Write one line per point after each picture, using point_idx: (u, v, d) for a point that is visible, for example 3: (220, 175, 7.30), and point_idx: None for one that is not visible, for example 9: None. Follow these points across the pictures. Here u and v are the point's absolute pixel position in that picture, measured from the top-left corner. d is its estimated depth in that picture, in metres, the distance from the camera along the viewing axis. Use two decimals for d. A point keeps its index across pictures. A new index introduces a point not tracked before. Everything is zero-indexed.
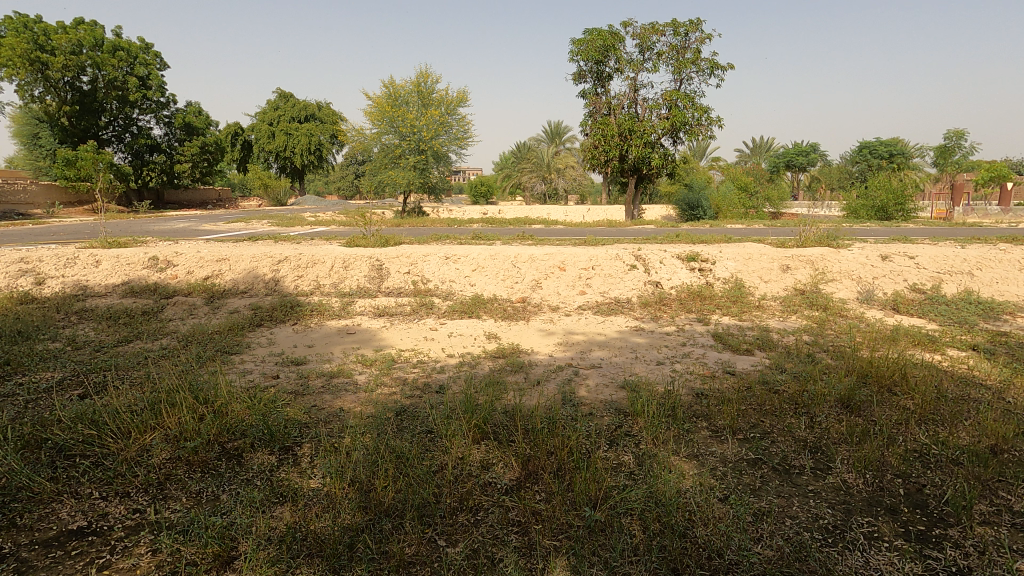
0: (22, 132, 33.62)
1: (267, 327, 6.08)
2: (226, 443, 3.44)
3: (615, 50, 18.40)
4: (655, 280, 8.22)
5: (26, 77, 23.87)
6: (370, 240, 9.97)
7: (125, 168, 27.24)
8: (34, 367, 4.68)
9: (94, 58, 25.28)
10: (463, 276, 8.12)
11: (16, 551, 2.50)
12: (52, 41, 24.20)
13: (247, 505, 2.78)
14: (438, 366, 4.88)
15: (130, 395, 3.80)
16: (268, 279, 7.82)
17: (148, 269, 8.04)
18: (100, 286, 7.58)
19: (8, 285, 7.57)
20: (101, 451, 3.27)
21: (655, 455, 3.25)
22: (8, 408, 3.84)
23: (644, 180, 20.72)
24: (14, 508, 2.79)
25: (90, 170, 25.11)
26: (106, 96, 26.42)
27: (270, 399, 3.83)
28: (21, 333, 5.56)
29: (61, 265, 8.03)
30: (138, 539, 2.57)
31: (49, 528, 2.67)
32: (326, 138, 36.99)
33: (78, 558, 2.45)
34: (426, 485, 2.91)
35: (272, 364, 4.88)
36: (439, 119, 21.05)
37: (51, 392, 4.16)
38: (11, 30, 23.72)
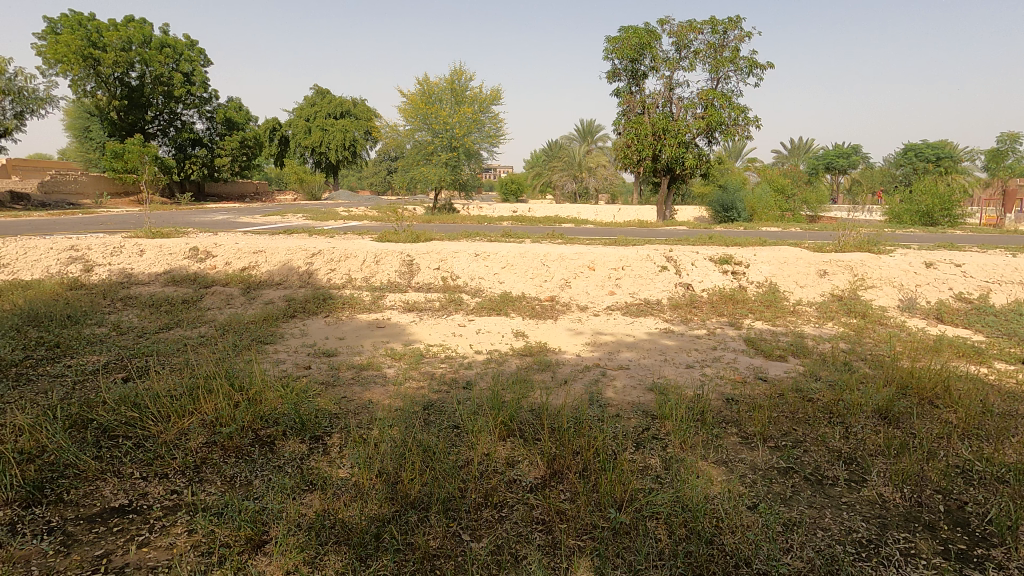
0: (74, 126, 35.07)
1: (300, 318, 6.22)
2: (260, 430, 3.53)
3: (651, 47, 18.15)
4: (686, 282, 8.07)
5: (80, 73, 24.87)
6: (401, 236, 10.08)
7: (169, 160, 28.29)
8: (82, 350, 4.89)
9: (142, 55, 26.27)
10: (491, 274, 8.14)
11: (63, 525, 2.62)
12: (104, 38, 25.16)
13: (279, 491, 2.85)
14: (465, 362, 4.91)
15: (171, 381, 3.95)
16: (302, 272, 8.00)
17: (188, 259, 8.32)
18: (144, 274, 7.88)
19: (59, 271, 7.93)
20: (142, 434, 3.41)
21: (683, 460, 3.20)
22: (57, 389, 4.02)
23: (677, 181, 20.40)
24: (61, 485, 2.92)
25: (137, 162, 26.11)
26: (152, 91, 27.34)
27: (301, 390, 3.92)
28: (70, 317, 5.82)
29: (108, 254, 8.37)
30: (173, 519, 2.66)
31: (93, 505, 2.78)
32: (361, 134, 37.56)
33: (119, 535, 2.55)
34: (452, 480, 2.94)
35: (304, 355, 4.98)
36: (472, 116, 21.15)
37: (97, 374, 4.35)
38: (67, 27, 24.77)
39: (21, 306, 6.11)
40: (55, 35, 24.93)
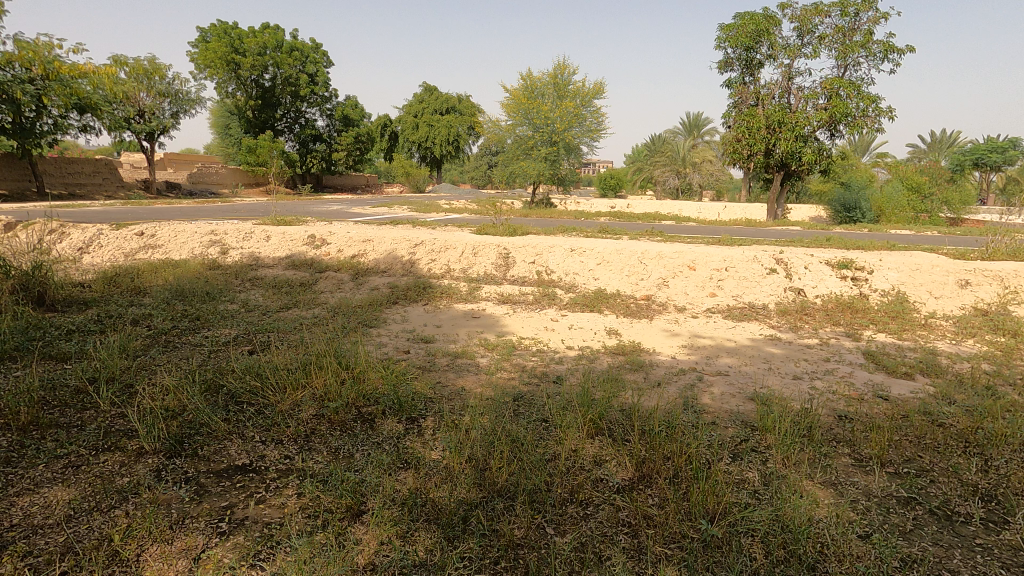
0: (218, 123, 39.42)
1: (402, 304, 6.56)
2: (362, 407, 3.78)
3: (769, 34, 16.95)
4: (798, 287, 7.48)
5: (224, 76, 27.91)
6: (499, 229, 10.29)
7: (293, 154, 30.97)
8: (217, 323, 5.51)
9: (275, 58, 28.87)
10: (586, 270, 8.06)
11: (197, 476, 2.98)
12: (245, 44, 27.96)
13: (377, 466, 3.04)
14: (556, 357, 4.91)
15: (288, 356, 4.34)
16: (405, 261, 8.43)
17: (307, 245, 9.07)
18: (269, 258, 8.71)
19: (201, 252, 8.97)
20: (262, 402, 3.78)
21: (785, 477, 2.99)
22: (197, 356, 4.57)
23: (792, 177, 18.95)
24: (197, 440, 3.31)
25: (267, 157, 28.87)
26: (282, 92, 29.95)
27: (400, 373, 4.14)
28: (208, 293, 6.57)
29: (241, 239, 9.34)
30: (285, 482, 2.93)
31: (221, 461, 3.13)
32: (464, 129, 38.72)
33: (240, 490, 2.85)
34: (539, 472, 2.97)
35: (404, 340, 5.26)
36: (574, 110, 21.00)
37: (228, 345, 4.88)
38: (216, 35, 27.85)
39: (172, 282, 6.98)
40: (205, 43, 28.09)
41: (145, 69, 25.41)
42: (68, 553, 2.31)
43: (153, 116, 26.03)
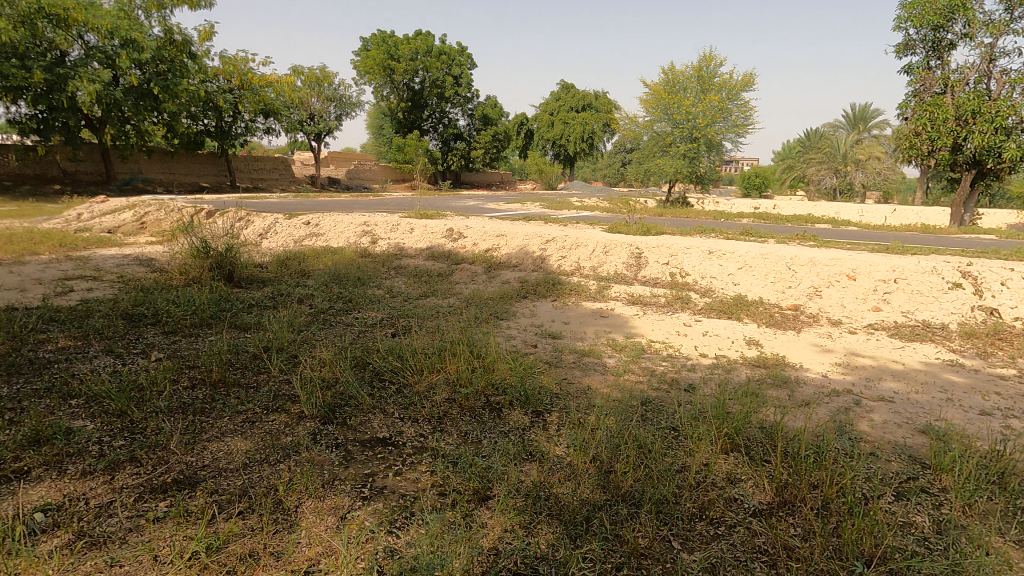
0: (373, 124, 43.25)
1: (531, 299, 6.67)
2: (491, 396, 3.91)
3: (966, 10, 14.50)
4: (990, 306, 6.32)
5: (380, 81, 30.68)
6: (632, 228, 10.05)
7: (436, 152, 33.01)
8: (366, 306, 6.04)
9: (425, 63, 30.97)
10: (725, 274, 7.56)
11: (345, 442, 3.28)
12: (399, 51, 30.40)
13: (503, 455, 3.12)
14: (688, 364, 4.67)
15: (426, 341, 4.63)
16: (536, 257, 8.56)
17: (446, 238, 9.63)
18: (413, 249, 9.37)
19: (355, 241, 9.90)
20: (402, 382, 4.07)
21: (965, 529, 2.55)
22: (349, 335, 5.05)
23: (987, 177, 16.07)
24: (346, 410, 3.65)
25: (413, 155, 31.10)
26: (429, 94, 32.01)
27: (528, 366, 4.24)
28: (360, 279, 7.23)
29: (389, 230, 10.16)
30: (419, 459, 3.12)
31: (365, 432, 3.42)
32: (599, 126, 38.33)
33: (380, 461, 3.09)
34: (666, 483, 2.84)
35: (532, 334, 5.34)
36: (718, 104, 19.78)
37: (374, 327, 5.32)
38: (376, 44, 30.65)
39: (330, 267, 7.79)
40: (366, 51, 30.98)
41: (317, 77, 28.44)
42: (243, 496, 2.67)
43: (321, 119, 29.24)
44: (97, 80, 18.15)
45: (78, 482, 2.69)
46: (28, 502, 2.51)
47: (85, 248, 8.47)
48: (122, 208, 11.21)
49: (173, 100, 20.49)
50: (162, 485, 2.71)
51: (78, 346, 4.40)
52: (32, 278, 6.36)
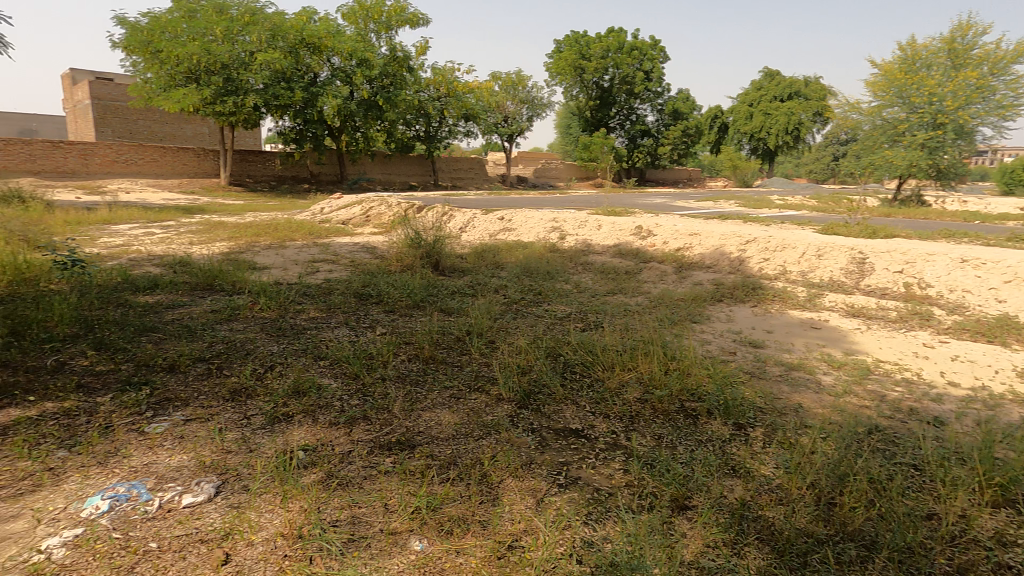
0: (562, 124, 44.53)
1: (727, 303, 6.20)
2: (686, 402, 3.71)
3: None
4: None
5: (571, 82, 33.10)
6: (852, 230, 8.75)
7: (622, 149, 33.66)
8: (555, 299, 6.19)
9: (614, 60, 32.12)
10: (984, 288, 6.16)
11: (539, 428, 3.37)
12: (591, 50, 32.11)
13: (703, 465, 2.93)
14: (933, 394, 3.88)
15: (617, 338, 4.57)
16: (733, 258, 7.93)
17: (634, 236, 9.46)
18: (600, 245, 9.38)
19: (544, 236, 10.24)
20: (593, 376, 4.06)
21: None
22: (541, 325, 5.21)
23: None
24: (539, 397, 3.75)
25: (598, 152, 32.56)
26: (618, 91, 33.13)
27: (728, 375, 3.93)
28: (549, 272, 7.44)
29: (577, 226, 10.32)
30: (612, 455, 3.08)
31: (558, 420, 3.48)
32: (809, 116, 34.22)
33: (574, 452, 3.11)
34: (909, 532, 2.39)
35: (730, 341, 4.95)
36: (976, 82, 16.24)
37: (564, 320, 5.42)
38: (569, 45, 32.75)
39: (521, 260, 8.17)
40: (559, 53, 33.02)
41: (513, 81, 30.09)
42: (453, 464, 2.91)
43: (514, 121, 30.88)
44: (339, 95, 21.75)
45: (326, 430, 3.19)
46: (292, 440, 3.06)
47: (326, 236, 10.13)
48: (353, 203, 13.15)
49: (394, 110, 23.42)
50: (388, 444, 3.08)
51: (324, 317, 5.25)
52: (292, 260, 7.79)
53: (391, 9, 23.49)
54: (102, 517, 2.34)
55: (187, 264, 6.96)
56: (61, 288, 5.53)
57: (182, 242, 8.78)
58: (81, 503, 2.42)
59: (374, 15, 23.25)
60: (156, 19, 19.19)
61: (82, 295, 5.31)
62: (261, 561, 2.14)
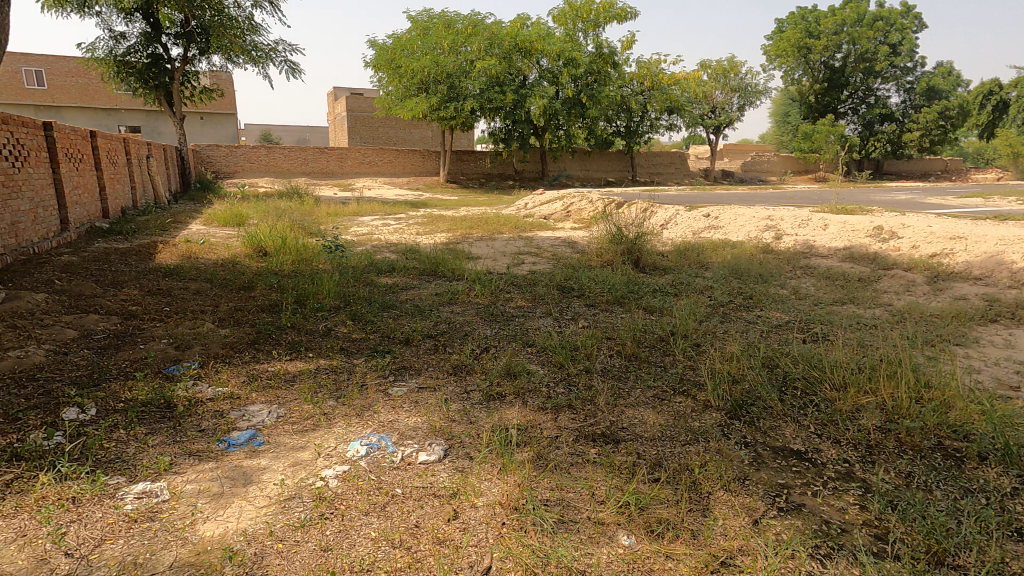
0: (778, 112, 40.42)
1: (1006, 325, 4.97)
2: (946, 441, 3.09)
3: None
4: None
5: (793, 64, 29.93)
6: None
7: (854, 137, 29.29)
8: (770, 305, 5.63)
9: (851, 35, 28.22)
10: None
11: (754, 443, 3.11)
12: (821, 26, 28.61)
13: (974, 519, 2.41)
14: None
15: (850, 354, 3.99)
16: (1016, 268, 6.31)
17: (872, 239, 8.14)
18: (825, 248, 8.28)
19: (756, 235, 9.38)
20: (818, 395, 3.60)
21: None
22: (753, 332, 4.80)
23: None
24: (754, 410, 3.46)
25: (822, 142, 28.79)
26: (853, 70, 28.98)
27: (1010, 414, 3.16)
28: (762, 275, 6.80)
29: (796, 226, 9.26)
30: (846, 487, 2.70)
31: (776, 438, 3.16)
32: None
33: (797, 475, 2.80)
34: None
35: (1011, 372, 3.96)
36: None
37: (781, 328, 4.91)
38: (792, 24, 29.52)
39: (729, 260, 7.61)
40: (781, 33, 30.13)
41: (724, 68, 28.11)
42: (660, 466, 2.84)
43: (722, 111, 28.91)
44: (545, 96, 22.57)
45: (535, 413, 3.38)
46: (506, 418, 3.31)
47: (530, 229, 10.71)
48: (555, 199, 13.66)
49: (596, 106, 23.69)
50: (592, 435, 3.14)
51: (530, 307, 5.56)
52: (501, 251, 8.42)
53: (600, 6, 23.67)
54: (361, 460, 2.81)
55: (416, 252, 7.97)
56: (328, 267, 6.79)
57: (411, 233, 10.10)
58: (347, 445, 2.94)
59: (583, 14, 23.73)
60: (399, 40, 22.56)
61: (342, 274, 6.44)
62: (483, 523, 2.36)
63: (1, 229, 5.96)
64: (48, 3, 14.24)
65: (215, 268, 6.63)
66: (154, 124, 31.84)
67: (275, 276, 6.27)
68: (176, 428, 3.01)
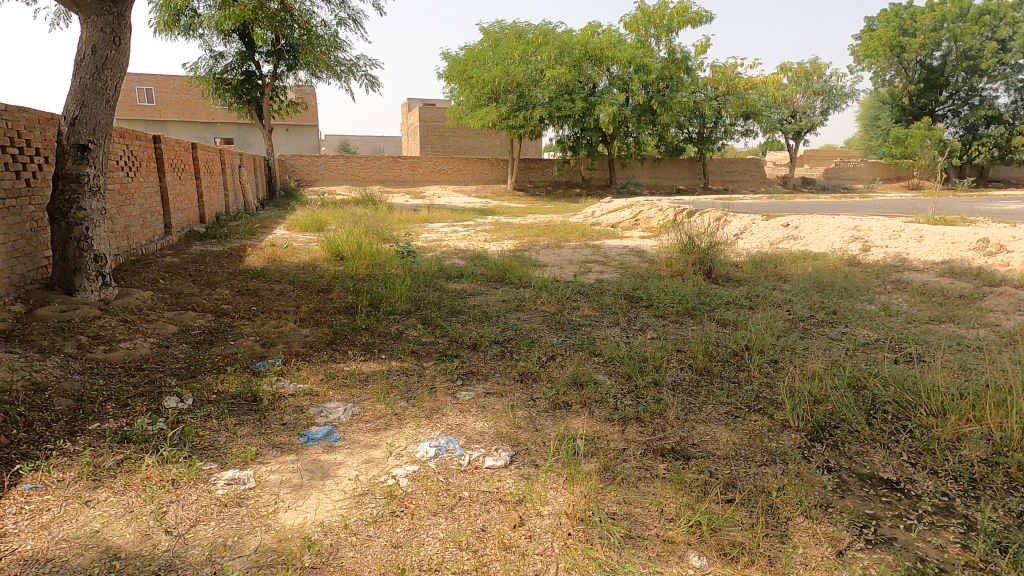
0: (867, 115, 37.89)
1: None
2: None
3: None
4: None
5: (884, 64, 28.08)
6: None
7: (955, 141, 26.97)
8: (856, 321, 5.27)
9: (952, 31, 26.12)
10: None
11: (838, 469, 2.91)
12: (917, 23, 26.65)
13: None
14: None
15: (949, 377, 3.66)
16: None
17: (975, 253, 7.46)
18: (919, 261, 7.67)
19: (841, 247, 8.83)
20: (912, 421, 3.33)
21: None
22: (838, 350, 4.51)
23: None
24: (838, 434, 3.23)
25: (916, 147, 26.73)
26: (954, 69, 26.77)
27: None
28: (848, 289, 6.38)
29: (887, 237, 8.65)
30: (944, 523, 2.47)
31: (863, 465, 2.94)
32: None
33: (887, 506, 2.60)
34: None
35: None
36: None
37: (869, 347, 4.58)
38: (884, 21, 27.68)
39: (810, 273, 7.20)
40: (871, 32, 28.35)
41: (806, 71, 26.73)
42: (733, 486, 2.72)
43: (804, 116, 27.49)
44: (615, 102, 22.36)
45: (602, 424, 3.33)
46: (572, 428, 3.28)
47: (597, 238, 10.62)
48: (623, 207, 13.48)
49: (667, 112, 23.25)
50: (661, 450, 3.05)
51: (597, 316, 5.51)
52: (567, 259, 8.40)
53: (674, 11, 23.22)
54: (430, 461, 2.88)
55: (484, 259, 8.10)
56: (400, 272, 7.02)
57: (479, 240, 10.28)
58: (416, 445, 3.02)
59: (656, 19, 23.32)
60: (471, 52, 23.19)
61: (413, 279, 6.65)
62: (549, 533, 2.35)
63: (117, 231, 6.62)
64: (160, 28, 15.70)
65: (297, 271, 7.04)
66: (246, 135, 34.34)
67: (351, 280, 6.56)
68: (262, 420, 3.22)
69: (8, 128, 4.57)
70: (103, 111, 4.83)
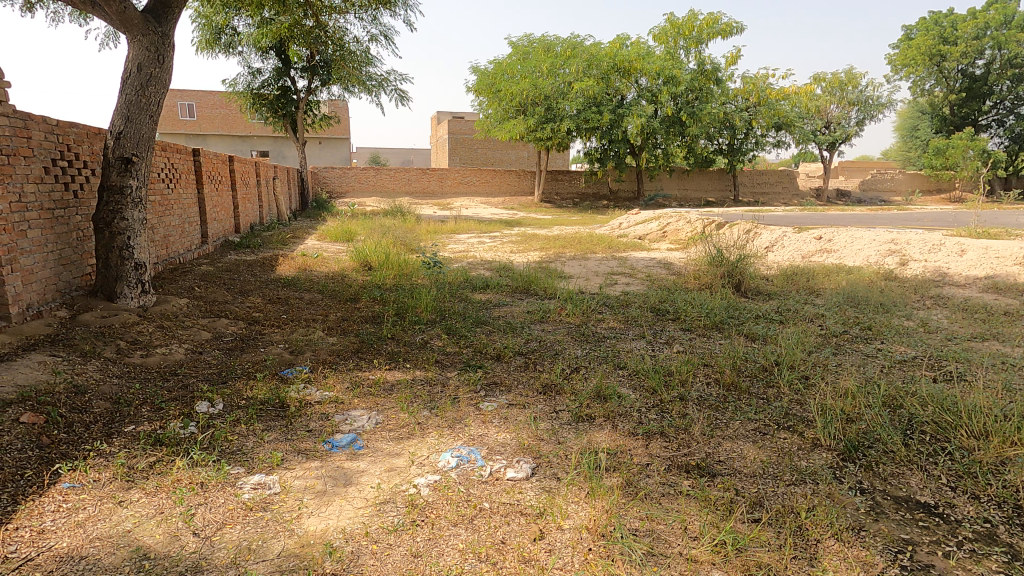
0: (906, 125, 36.78)
1: None
2: None
3: None
4: None
5: (923, 73, 27.38)
6: None
7: (1000, 152, 25.97)
8: (891, 337, 5.09)
9: (996, 38, 25.29)
10: None
11: (872, 491, 2.80)
12: (957, 31, 25.88)
13: None
14: None
15: (991, 396, 3.50)
16: None
17: (1020, 268, 7.17)
18: (961, 276, 7.39)
19: (877, 260, 8.58)
20: (952, 442, 3.19)
21: None
22: (873, 367, 4.37)
23: None
24: (873, 454, 3.12)
25: (958, 159, 25.86)
26: (998, 77, 25.91)
27: None
28: (883, 304, 6.17)
29: (926, 250, 8.37)
30: (986, 551, 2.36)
31: (899, 488, 2.83)
32: None
33: (924, 531, 2.49)
34: None
35: None
36: None
37: (905, 365, 4.43)
38: (923, 29, 26.91)
39: (844, 287, 7.00)
40: (909, 41, 27.65)
41: (841, 81, 26.16)
42: (760, 506, 2.65)
43: (838, 126, 26.90)
44: (643, 114, 22.28)
45: (627, 438, 3.29)
46: (595, 441, 3.25)
47: (623, 249, 10.57)
48: (651, 218, 13.37)
49: (697, 124, 23.07)
50: (686, 466, 2.99)
51: (622, 328, 5.47)
52: (593, 271, 8.36)
53: (703, 23, 23.09)
54: (452, 471, 2.89)
55: (510, 270, 8.13)
56: (426, 282, 7.11)
57: (505, 251, 10.32)
58: (439, 455, 3.04)
59: (685, 31, 23.21)
60: (499, 65, 23.48)
61: (439, 290, 6.72)
62: (569, 547, 2.33)
63: (156, 240, 6.88)
64: (202, 46, 16.37)
65: (325, 280, 7.18)
66: (281, 149, 35.38)
67: (378, 289, 6.66)
68: (288, 426, 3.28)
69: (59, 143, 4.82)
70: (146, 125, 5.05)
